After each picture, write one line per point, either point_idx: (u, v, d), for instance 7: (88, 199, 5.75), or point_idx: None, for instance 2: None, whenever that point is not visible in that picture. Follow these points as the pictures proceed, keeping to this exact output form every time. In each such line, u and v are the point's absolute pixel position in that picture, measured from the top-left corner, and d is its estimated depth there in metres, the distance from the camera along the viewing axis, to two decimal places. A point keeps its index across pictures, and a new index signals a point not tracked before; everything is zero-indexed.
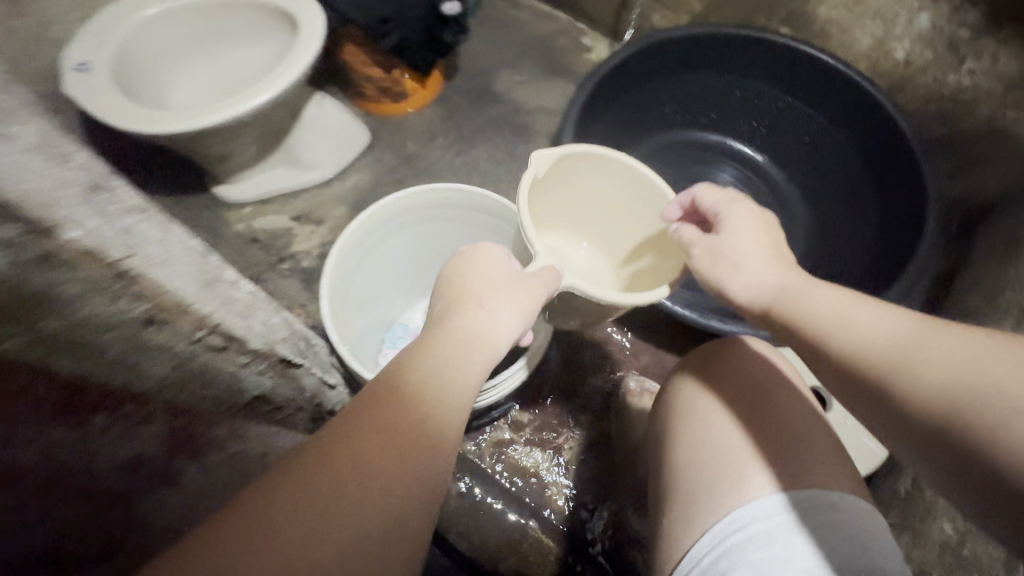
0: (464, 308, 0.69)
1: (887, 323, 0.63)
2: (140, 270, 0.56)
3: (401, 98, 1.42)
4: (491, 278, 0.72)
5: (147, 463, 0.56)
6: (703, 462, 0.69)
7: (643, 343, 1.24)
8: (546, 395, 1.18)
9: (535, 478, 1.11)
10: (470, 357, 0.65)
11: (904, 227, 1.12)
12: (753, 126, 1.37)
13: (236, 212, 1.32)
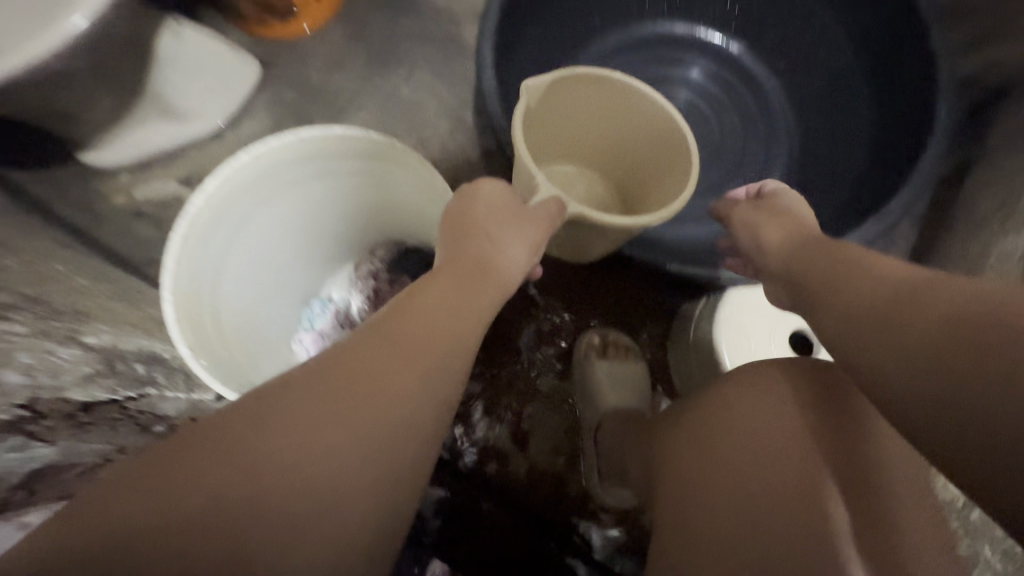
0: (471, 240, 0.68)
1: (885, 276, 0.55)
2: None
3: (292, 16, 1.15)
4: (502, 210, 0.70)
5: None
6: (737, 413, 0.61)
7: (610, 284, 1.03)
8: (501, 358, 0.99)
9: (497, 453, 0.95)
10: (478, 292, 0.65)
11: (908, 121, 0.92)
12: (726, 9, 1.12)
13: (113, 182, 1.09)
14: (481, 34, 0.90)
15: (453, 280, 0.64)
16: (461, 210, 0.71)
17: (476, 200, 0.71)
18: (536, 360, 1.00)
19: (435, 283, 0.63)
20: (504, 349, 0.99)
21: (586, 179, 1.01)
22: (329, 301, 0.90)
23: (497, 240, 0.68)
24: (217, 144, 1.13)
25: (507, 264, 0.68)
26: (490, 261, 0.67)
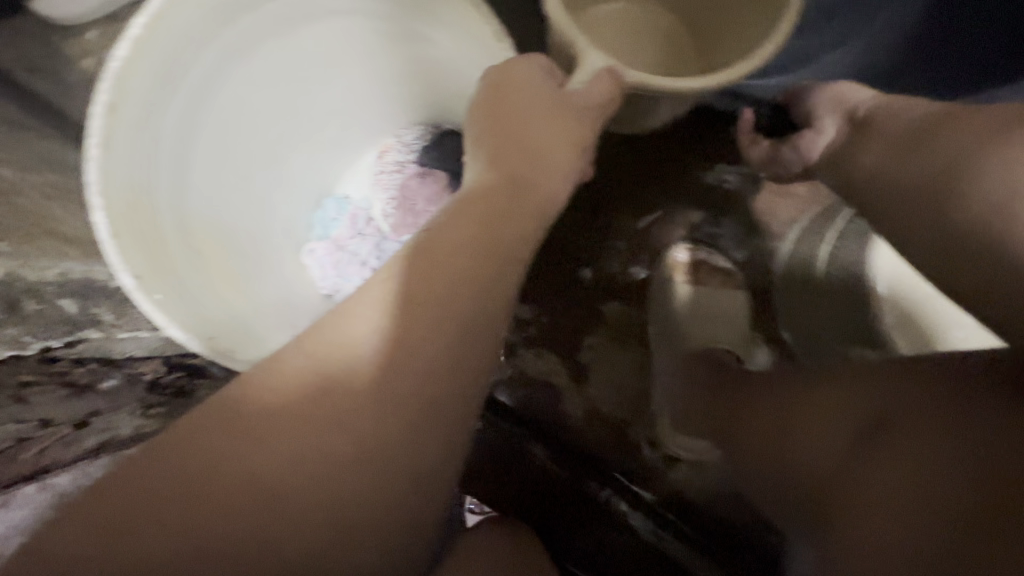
0: (503, 146, 0.49)
1: (907, 118, 0.50)
2: None
3: None
4: (537, 104, 0.49)
5: None
6: (859, 437, 0.49)
7: (701, 176, 0.80)
8: (546, 273, 0.80)
9: (553, 391, 0.80)
10: (504, 237, 0.46)
11: None
12: None
13: (76, 41, 0.85)
14: None
15: (469, 222, 0.45)
16: (494, 111, 0.49)
17: (509, 89, 0.49)
18: (598, 276, 0.80)
19: (439, 232, 0.45)
20: (555, 257, 0.80)
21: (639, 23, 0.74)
22: (346, 202, 0.69)
23: (530, 152, 0.49)
24: None
25: (545, 177, 0.49)
26: (524, 181, 0.48)
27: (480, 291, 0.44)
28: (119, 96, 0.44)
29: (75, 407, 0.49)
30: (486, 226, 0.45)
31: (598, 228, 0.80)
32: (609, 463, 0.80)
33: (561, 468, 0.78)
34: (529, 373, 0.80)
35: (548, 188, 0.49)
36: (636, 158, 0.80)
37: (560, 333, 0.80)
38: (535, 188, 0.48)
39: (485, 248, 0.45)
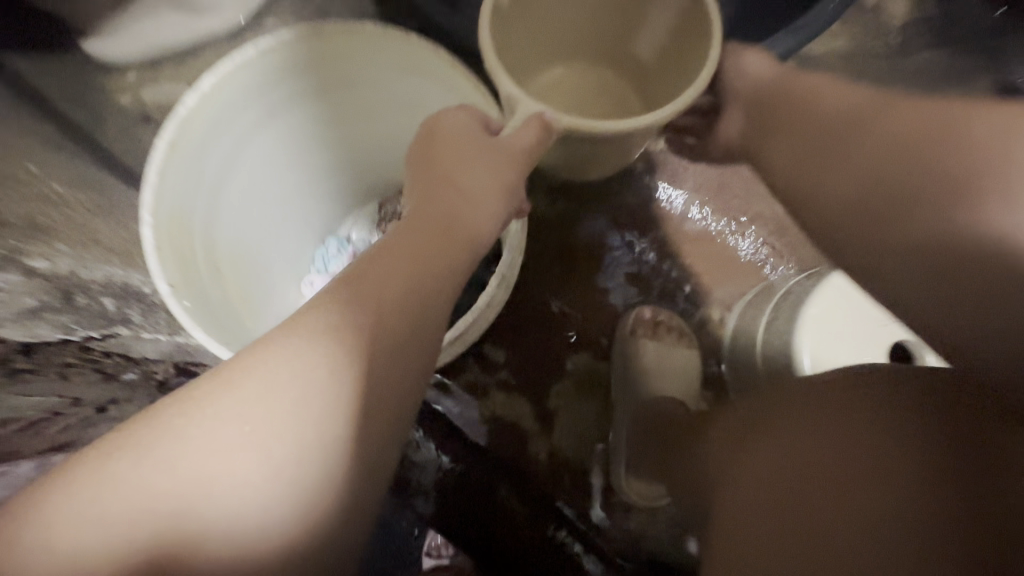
0: (443, 189, 0.54)
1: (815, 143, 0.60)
2: None
3: None
4: (473, 147, 0.56)
5: None
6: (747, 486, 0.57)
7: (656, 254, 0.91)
8: (515, 316, 0.88)
9: (512, 428, 0.86)
10: (439, 268, 0.51)
11: None
12: None
13: (119, 79, 0.97)
14: None
15: (396, 254, 0.50)
16: (431, 157, 0.57)
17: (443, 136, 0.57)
18: (560, 322, 0.89)
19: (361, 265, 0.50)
20: (517, 299, 0.89)
21: (588, 87, 0.87)
22: (347, 242, 0.75)
23: (464, 186, 0.55)
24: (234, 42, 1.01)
25: (479, 218, 0.55)
26: (456, 217, 0.54)
27: (413, 300, 0.49)
28: (180, 135, 0.54)
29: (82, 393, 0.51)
30: (418, 254, 0.51)
31: (564, 280, 0.90)
32: (566, 503, 0.84)
33: (520, 508, 0.80)
34: (492, 408, 0.86)
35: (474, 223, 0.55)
36: (600, 232, 0.91)
37: (523, 370, 0.87)
38: (465, 214, 0.54)
39: (421, 276, 0.50)
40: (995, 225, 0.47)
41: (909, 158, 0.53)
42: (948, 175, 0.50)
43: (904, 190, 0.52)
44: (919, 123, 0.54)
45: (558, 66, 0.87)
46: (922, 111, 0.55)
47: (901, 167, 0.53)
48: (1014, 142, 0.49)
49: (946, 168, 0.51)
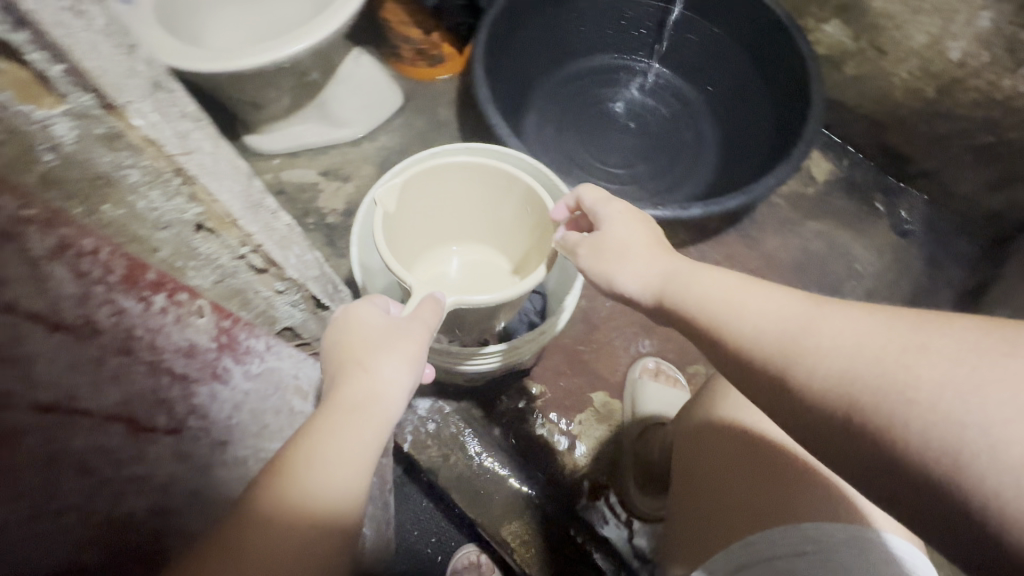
0: (336, 380, 0.50)
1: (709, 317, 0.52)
2: (196, 176, 0.42)
3: (437, 63, 1.37)
4: (368, 335, 0.52)
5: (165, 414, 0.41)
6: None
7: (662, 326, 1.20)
8: (551, 360, 1.15)
9: (541, 446, 1.08)
10: (342, 443, 0.47)
11: (779, 134, 1.19)
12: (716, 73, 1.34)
13: (264, 163, 1.30)
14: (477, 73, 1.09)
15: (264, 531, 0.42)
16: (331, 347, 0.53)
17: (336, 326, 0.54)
18: (582, 366, 1.15)
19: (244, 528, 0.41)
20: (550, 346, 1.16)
21: (468, 267, 0.88)
22: None
23: (361, 367, 0.50)
24: (354, 149, 1.33)
25: (381, 391, 0.50)
26: (361, 403, 0.49)
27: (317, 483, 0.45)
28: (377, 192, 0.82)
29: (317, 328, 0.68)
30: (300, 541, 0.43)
31: (588, 336, 1.18)
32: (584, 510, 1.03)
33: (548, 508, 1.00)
34: (526, 429, 1.09)
35: (370, 452, 0.48)
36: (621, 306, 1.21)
37: (554, 403, 1.11)
38: (368, 397, 0.49)
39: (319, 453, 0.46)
40: (969, 486, 0.36)
41: (863, 408, 0.40)
42: (935, 453, 0.37)
43: (870, 445, 0.40)
44: (879, 343, 0.41)
45: (442, 252, 0.87)
46: (847, 341, 0.43)
47: (865, 427, 0.40)
48: (993, 387, 0.37)
49: (929, 430, 0.37)
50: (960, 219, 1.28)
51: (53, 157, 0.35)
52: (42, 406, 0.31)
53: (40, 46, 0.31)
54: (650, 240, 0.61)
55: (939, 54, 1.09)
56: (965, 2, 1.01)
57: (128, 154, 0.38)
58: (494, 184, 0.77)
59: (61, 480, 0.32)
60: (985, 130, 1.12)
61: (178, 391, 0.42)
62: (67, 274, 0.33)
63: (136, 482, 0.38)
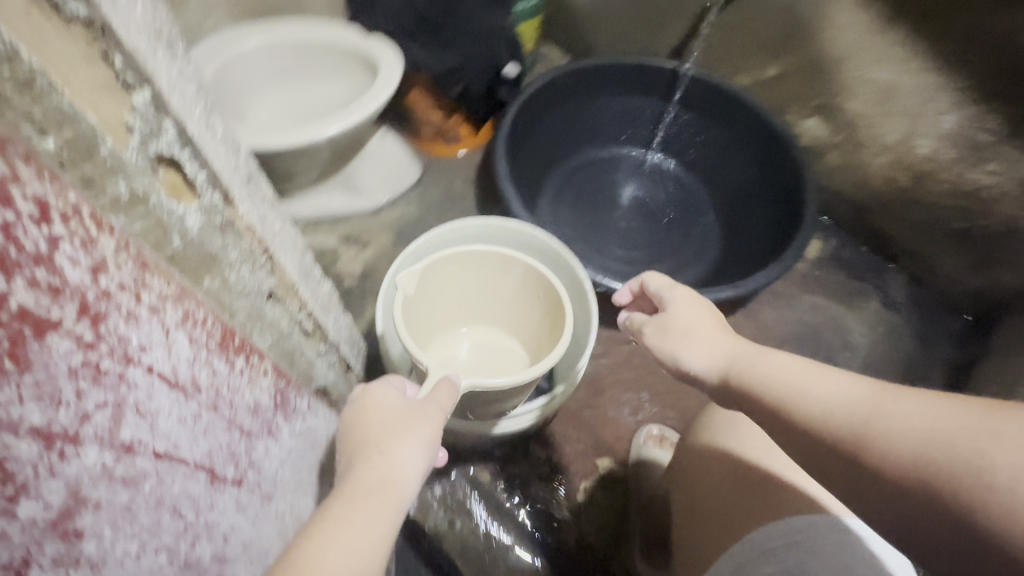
0: (355, 465, 0.51)
1: (770, 368, 0.58)
2: (274, 254, 0.46)
3: (453, 142, 1.49)
4: (387, 418, 0.55)
5: (230, 458, 0.43)
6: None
7: (666, 394, 1.23)
8: (557, 426, 1.17)
9: (547, 510, 1.07)
10: (364, 506, 0.48)
11: (780, 221, 1.29)
12: (711, 163, 1.48)
13: None
14: (498, 161, 1.22)
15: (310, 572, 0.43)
16: (352, 428, 0.55)
17: (358, 411, 0.56)
18: (588, 432, 1.17)
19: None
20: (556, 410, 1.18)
21: (479, 344, 0.92)
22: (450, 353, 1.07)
23: (378, 447, 0.52)
24: (374, 218, 1.42)
25: (398, 469, 0.51)
26: (382, 479, 0.50)
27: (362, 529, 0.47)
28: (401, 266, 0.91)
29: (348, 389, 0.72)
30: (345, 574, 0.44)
31: (594, 401, 1.21)
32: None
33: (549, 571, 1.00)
34: (532, 493, 1.08)
35: (384, 542, 0.48)
36: (626, 372, 1.25)
37: (561, 468, 1.12)
38: (388, 473, 0.51)
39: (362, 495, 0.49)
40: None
41: (928, 475, 0.43)
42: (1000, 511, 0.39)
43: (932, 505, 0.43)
44: (937, 413, 0.45)
45: (452, 332, 0.92)
46: (906, 411, 0.47)
47: (935, 496, 0.43)
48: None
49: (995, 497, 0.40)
50: (947, 297, 1.34)
51: (179, 241, 0.36)
52: (157, 455, 0.35)
53: (195, 157, 0.36)
54: (718, 327, 0.68)
55: (910, 150, 1.21)
56: (929, 107, 1.14)
57: (237, 239, 0.41)
58: (510, 271, 0.83)
59: (158, 518, 0.35)
60: (960, 217, 1.22)
61: (245, 446, 0.45)
62: (185, 339, 0.37)
63: (208, 527, 0.41)
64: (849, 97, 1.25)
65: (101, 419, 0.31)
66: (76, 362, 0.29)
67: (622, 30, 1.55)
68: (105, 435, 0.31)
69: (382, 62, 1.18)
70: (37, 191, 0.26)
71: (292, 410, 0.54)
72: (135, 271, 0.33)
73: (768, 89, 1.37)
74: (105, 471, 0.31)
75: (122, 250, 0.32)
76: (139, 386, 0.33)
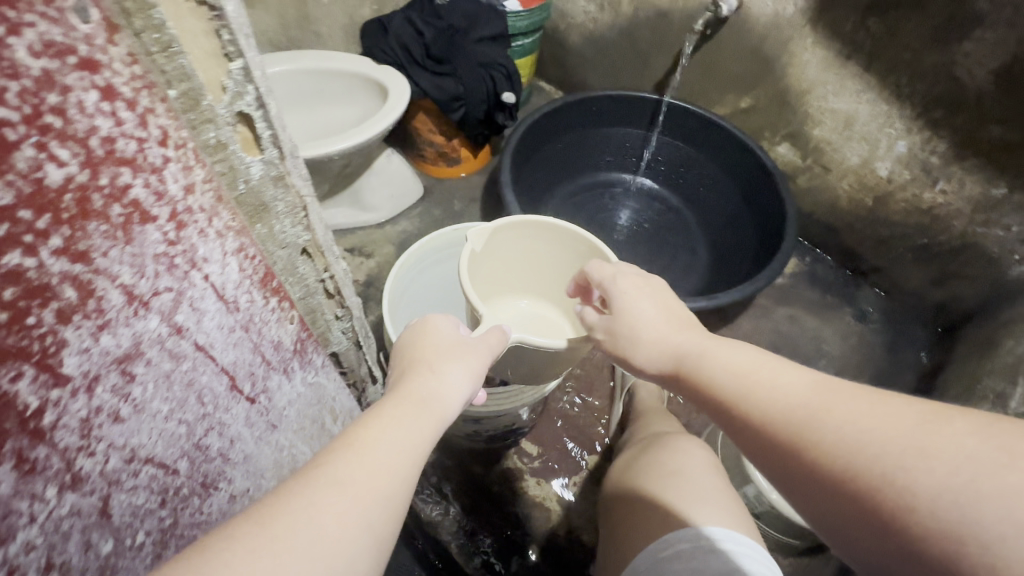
0: (408, 377, 0.57)
1: (726, 356, 0.62)
2: (310, 217, 0.53)
3: (454, 164, 1.61)
4: (440, 343, 0.62)
5: (252, 376, 0.50)
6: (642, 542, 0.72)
7: None
8: (547, 425, 1.23)
9: (537, 504, 1.12)
10: (406, 426, 0.50)
11: (762, 242, 1.39)
12: (699, 189, 1.59)
13: None
14: (501, 177, 1.33)
15: (343, 477, 0.44)
16: (407, 350, 0.62)
17: (409, 342, 0.64)
18: (577, 433, 1.22)
19: (319, 479, 0.43)
20: (545, 410, 1.24)
21: (533, 312, 1.06)
22: None
23: (430, 368, 0.58)
24: (378, 231, 1.52)
25: (445, 392, 0.56)
26: (428, 401, 0.54)
27: (398, 449, 0.48)
28: (414, 255, 1.07)
29: (357, 363, 0.78)
30: (378, 482, 0.45)
31: (583, 403, 1.27)
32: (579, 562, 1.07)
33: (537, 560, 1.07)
34: (524, 487, 1.14)
35: (418, 458, 0.49)
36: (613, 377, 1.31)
37: (551, 466, 1.17)
38: (435, 398, 0.55)
39: (395, 422, 0.50)
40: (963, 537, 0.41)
41: (857, 496, 0.47)
42: (934, 493, 0.43)
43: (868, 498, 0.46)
44: (886, 437, 0.47)
45: (514, 298, 1.07)
46: (852, 435, 0.48)
47: (863, 515, 0.46)
48: (990, 500, 0.40)
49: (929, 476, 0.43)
50: (915, 311, 1.43)
51: (242, 186, 0.46)
52: (198, 346, 0.42)
53: (265, 121, 0.44)
54: (667, 316, 0.69)
55: (871, 172, 1.33)
56: (884, 134, 1.27)
57: (285, 191, 0.50)
58: (574, 248, 0.93)
59: (188, 399, 0.42)
60: (919, 233, 1.32)
61: (263, 371, 0.52)
62: (236, 266, 0.45)
63: (220, 425, 0.46)
64: (814, 126, 1.37)
65: (166, 299, 0.38)
66: (160, 250, 0.37)
67: (610, 66, 1.70)
68: (166, 311, 0.38)
69: (394, 87, 1.31)
70: (163, 124, 0.36)
71: (307, 358, 0.61)
72: (212, 201, 0.42)
73: (742, 118, 1.51)
74: (160, 338, 0.38)
75: (208, 181, 0.41)
76: (194, 287, 0.40)
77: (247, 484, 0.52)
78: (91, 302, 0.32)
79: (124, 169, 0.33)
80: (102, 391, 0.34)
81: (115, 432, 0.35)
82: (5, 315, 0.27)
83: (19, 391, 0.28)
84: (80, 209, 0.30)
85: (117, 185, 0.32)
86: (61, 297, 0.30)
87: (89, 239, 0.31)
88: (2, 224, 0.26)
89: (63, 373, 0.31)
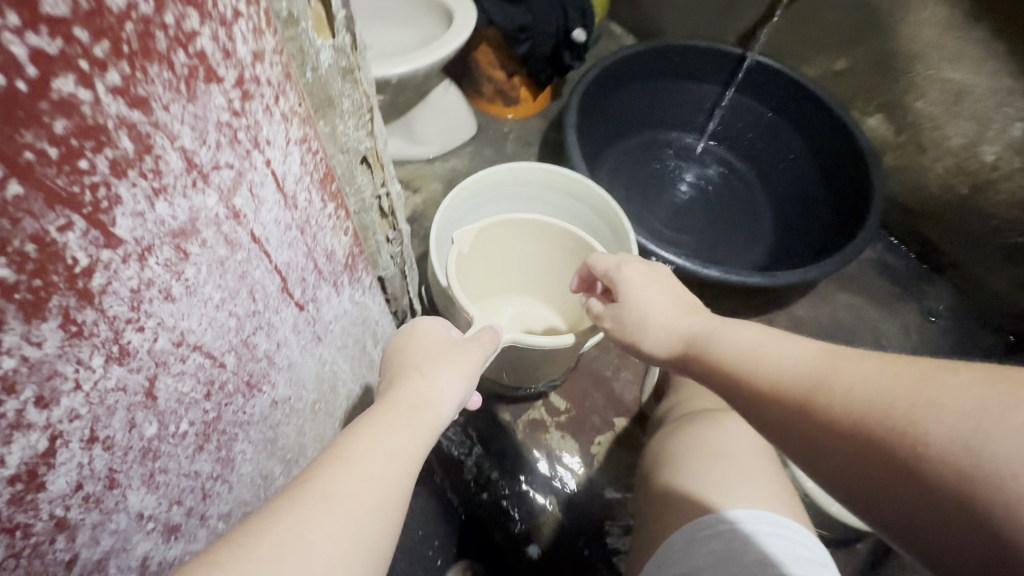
0: (398, 382, 0.54)
1: (733, 335, 0.57)
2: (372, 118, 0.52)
3: (511, 104, 1.53)
4: (430, 346, 0.58)
5: (303, 282, 0.48)
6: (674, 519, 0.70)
7: None
8: (579, 381, 1.21)
9: (559, 458, 1.12)
10: (398, 434, 0.47)
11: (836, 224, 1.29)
12: (772, 159, 1.47)
13: None
14: (567, 120, 1.26)
15: (329, 496, 0.41)
16: (397, 352, 0.58)
17: (398, 344, 0.59)
18: (608, 392, 1.20)
19: (305, 496, 0.40)
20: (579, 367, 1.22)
21: (521, 312, 1.01)
22: None
23: (421, 370, 0.54)
24: (427, 166, 1.48)
25: (440, 396, 0.53)
26: (421, 407, 0.50)
27: (389, 458, 0.45)
28: (463, 192, 1.00)
29: (403, 290, 0.77)
30: (372, 493, 0.42)
31: (617, 364, 1.24)
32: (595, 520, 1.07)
33: (555, 512, 1.08)
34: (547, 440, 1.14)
35: (412, 464, 0.47)
36: None
37: (578, 422, 1.16)
38: (429, 403, 0.51)
39: (384, 431, 0.47)
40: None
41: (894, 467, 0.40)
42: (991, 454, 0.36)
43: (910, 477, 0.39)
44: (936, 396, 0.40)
45: (497, 300, 1.02)
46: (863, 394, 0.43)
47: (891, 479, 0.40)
48: None
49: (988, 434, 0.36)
50: (988, 315, 1.32)
51: (311, 75, 0.42)
52: (253, 237, 0.40)
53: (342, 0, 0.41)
54: (673, 301, 0.66)
55: (973, 156, 1.20)
56: (998, 113, 1.13)
57: (351, 88, 0.47)
58: (564, 242, 0.91)
59: (240, 291, 0.40)
60: (1014, 230, 1.20)
61: (314, 279, 0.50)
62: (298, 158, 0.43)
63: (268, 326, 0.45)
64: (917, 98, 1.24)
65: (226, 175, 0.35)
66: (223, 118, 0.34)
67: (692, 11, 1.56)
68: (224, 190, 0.35)
69: (462, 11, 1.23)
70: None
71: (356, 274, 0.59)
72: (280, 77, 0.39)
73: (834, 83, 1.37)
74: (217, 219, 0.35)
75: (278, 54, 0.38)
76: (253, 170, 0.38)
77: (289, 391, 0.52)
78: (149, 159, 0.29)
79: (190, 11, 0.29)
80: (154, 262, 0.32)
81: (165, 311, 0.33)
82: (56, 150, 0.24)
83: (68, 242, 0.26)
84: (142, 46, 0.27)
85: (183, 31, 0.29)
86: (117, 146, 0.27)
87: (150, 85, 0.28)
88: (57, 39, 0.23)
89: (115, 234, 0.29)
